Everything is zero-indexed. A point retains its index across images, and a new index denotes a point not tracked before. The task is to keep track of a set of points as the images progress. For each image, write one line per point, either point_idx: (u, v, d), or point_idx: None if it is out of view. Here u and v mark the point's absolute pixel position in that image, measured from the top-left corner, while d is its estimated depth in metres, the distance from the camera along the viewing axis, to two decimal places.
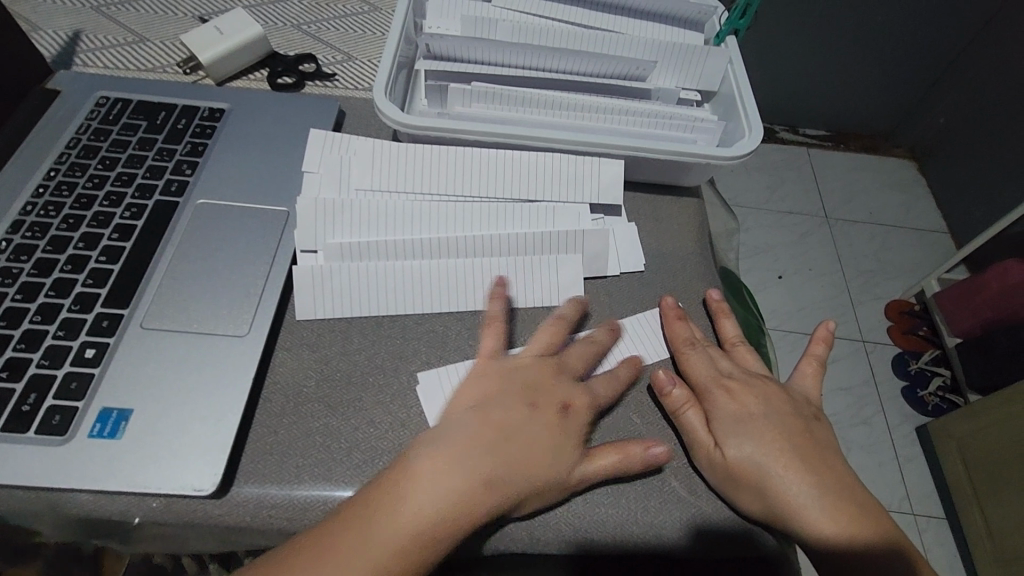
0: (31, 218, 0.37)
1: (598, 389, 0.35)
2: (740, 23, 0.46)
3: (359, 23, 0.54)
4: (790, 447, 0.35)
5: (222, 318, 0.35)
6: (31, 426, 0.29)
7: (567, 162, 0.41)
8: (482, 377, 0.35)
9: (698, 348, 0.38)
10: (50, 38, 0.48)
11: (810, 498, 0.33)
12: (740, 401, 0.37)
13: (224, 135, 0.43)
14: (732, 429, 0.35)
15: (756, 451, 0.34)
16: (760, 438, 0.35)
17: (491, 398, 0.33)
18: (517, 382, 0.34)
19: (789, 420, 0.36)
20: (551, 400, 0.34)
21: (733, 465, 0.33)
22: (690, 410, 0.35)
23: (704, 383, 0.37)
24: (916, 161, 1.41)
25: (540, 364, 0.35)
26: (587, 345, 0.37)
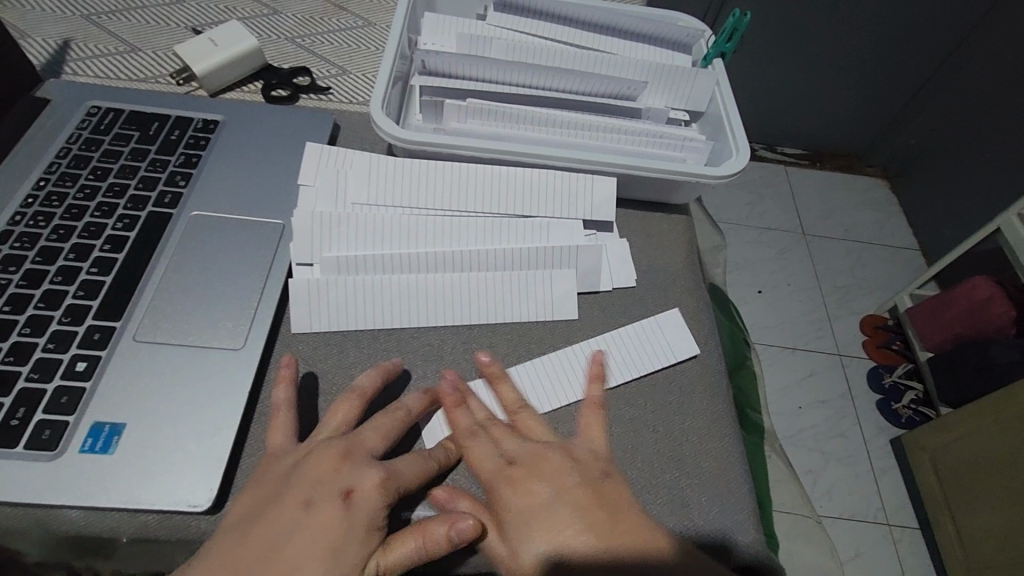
0: (20, 228, 0.36)
1: (401, 466, 0.31)
2: (727, 46, 0.48)
3: (353, 37, 0.54)
4: (587, 525, 0.30)
5: (216, 331, 0.34)
6: (20, 442, 0.29)
7: (560, 178, 0.42)
8: (259, 479, 0.30)
9: (478, 434, 0.33)
10: (39, 45, 0.48)
11: None
12: (526, 489, 0.31)
13: (218, 147, 0.43)
14: (527, 528, 0.30)
15: (546, 549, 0.29)
16: (540, 533, 0.30)
17: (262, 507, 0.29)
18: (293, 478, 0.30)
19: (584, 498, 0.31)
20: (329, 489, 0.29)
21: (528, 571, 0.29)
22: (476, 520, 0.31)
23: (487, 474, 0.32)
24: (888, 180, 1.47)
25: (321, 447, 0.31)
26: (388, 416, 0.33)
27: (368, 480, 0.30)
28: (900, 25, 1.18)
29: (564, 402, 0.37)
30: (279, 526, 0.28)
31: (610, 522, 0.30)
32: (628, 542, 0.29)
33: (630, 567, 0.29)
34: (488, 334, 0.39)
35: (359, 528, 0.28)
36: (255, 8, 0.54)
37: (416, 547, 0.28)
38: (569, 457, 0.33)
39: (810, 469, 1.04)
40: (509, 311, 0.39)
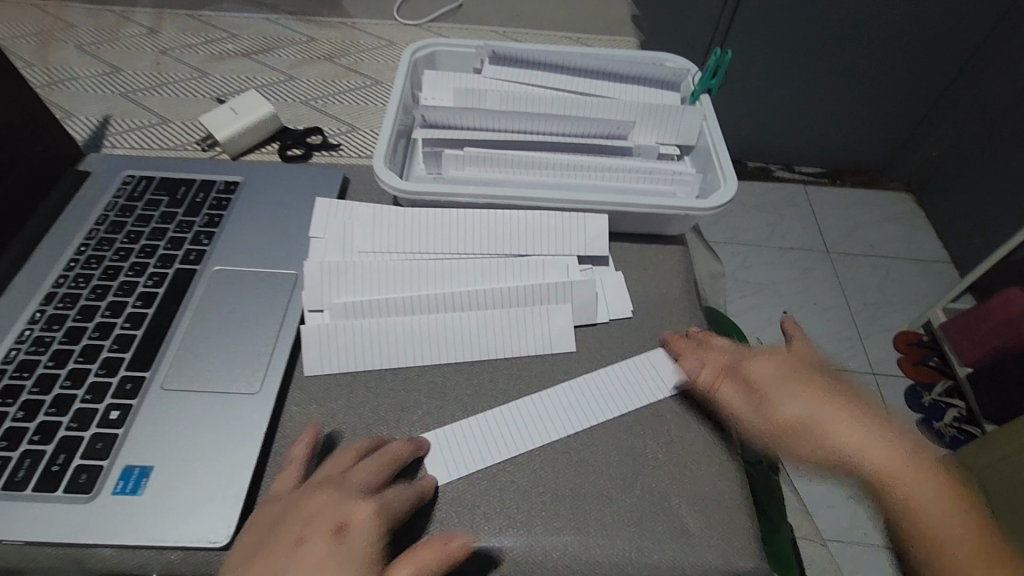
0: (62, 290, 0.40)
1: (390, 498, 0.32)
2: (713, 82, 0.50)
3: (363, 96, 0.58)
4: (839, 397, 0.35)
5: (236, 376, 0.37)
6: (60, 486, 0.32)
7: (554, 218, 0.44)
8: (256, 527, 0.31)
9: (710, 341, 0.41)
10: (82, 123, 0.53)
11: (873, 439, 0.33)
12: (776, 358, 0.38)
13: (238, 207, 0.46)
14: (781, 388, 0.36)
15: (803, 401, 0.35)
16: (806, 391, 0.35)
17: (264, 545, 0.29)
18: (292, 517, 0.30)
19: (828, 376, 0.37)
20: (320, 525, 0.30)
21: (784, 420, 0.35)
22: (723, 386, 0.38)
23: (724, 375, 0.39)
24: (913, 194, 1.44)
25: (311, 493, 0.32)
26: (374, 457, 0.34)
27: (357, 512, 0.31)
28: (910, 37, 1.18)
29: (564, 432, 0.38)
30: (272, 567, 0.28)
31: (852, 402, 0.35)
32: (879, 421, 0.34)
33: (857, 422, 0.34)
34: (489, 369, 0.41)
35: (359, 558, 0.29)
36: (273, 75, 0.59)
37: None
38: (793, 346, 0.39)
39: None
40: (511, 346, 0.41)
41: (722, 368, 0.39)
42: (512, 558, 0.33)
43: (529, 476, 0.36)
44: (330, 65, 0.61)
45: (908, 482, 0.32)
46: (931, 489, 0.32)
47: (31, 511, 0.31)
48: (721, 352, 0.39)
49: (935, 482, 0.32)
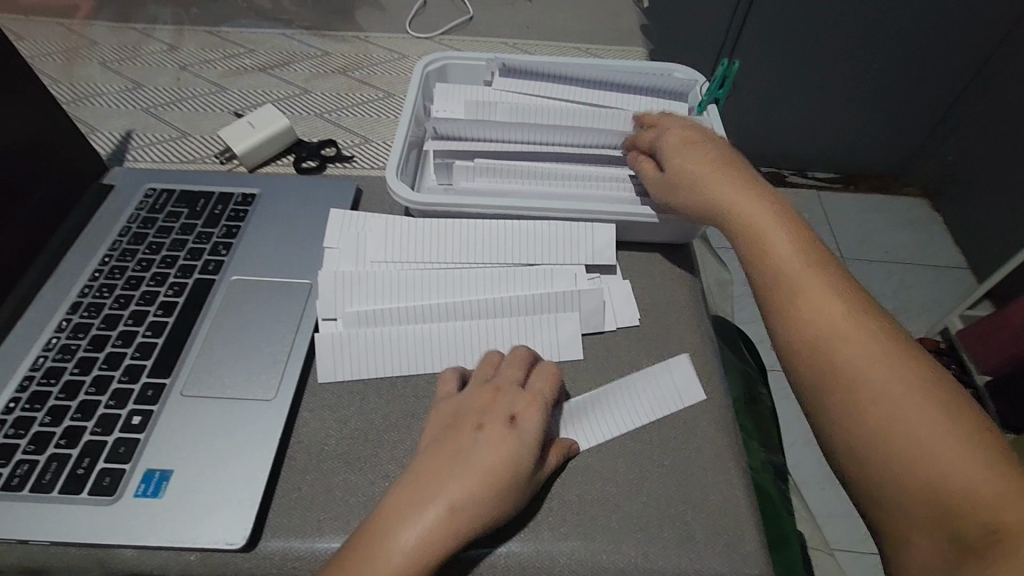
0: (87, 299, 0.41)
1: (539, 390, 0.38)
2: (720, 92, 0.50)
3: (376, 109, 0.60)
4: (755, 202, 0.40)
5: (253, 383, 0.38)
6: (85, 488, 0.33)
7: (563, 228, 0.45)
8: (436, 422, 0.37)
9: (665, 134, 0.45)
10: (105, 137, 0.55)
11: (795, 267, 0.37)
12: (700, 185, 0.41)
13: (255, 218, 0.48)
14: (695, 192, 0.41)
15: (693, 163, 0.42)
16: (725, 194, 0.40)
17: (446, 434, 0.36)
18: (463, 411, 0.37)
19: (747, 191, 0.40)
20: (494, 416, 0.36)
21: (687, 193, 0.42)
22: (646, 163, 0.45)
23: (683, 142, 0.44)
24: (929, 199, 1.43)
25: (476, 393, 0.38)
26: (515, 360, 0.39)
27: (521, 405, 0.36)
28: (923, 42, 1.17)
29: (573, 437, 0.39)
30: (459, 445, 0.35)
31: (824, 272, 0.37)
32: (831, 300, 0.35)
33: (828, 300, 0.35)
34: None
35: (522, 447, 0.35)
36: (289, 89, 0.61)
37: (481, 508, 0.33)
38: (721, 165, 0.42)
39: None
40: None
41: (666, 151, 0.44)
42: (520, 563, 0.34)
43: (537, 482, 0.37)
44: (344, 78, 0.63)
45: (841, 325, 0.34)
46: (869, 346, 0.33)
47: (57, 511, 0.32)
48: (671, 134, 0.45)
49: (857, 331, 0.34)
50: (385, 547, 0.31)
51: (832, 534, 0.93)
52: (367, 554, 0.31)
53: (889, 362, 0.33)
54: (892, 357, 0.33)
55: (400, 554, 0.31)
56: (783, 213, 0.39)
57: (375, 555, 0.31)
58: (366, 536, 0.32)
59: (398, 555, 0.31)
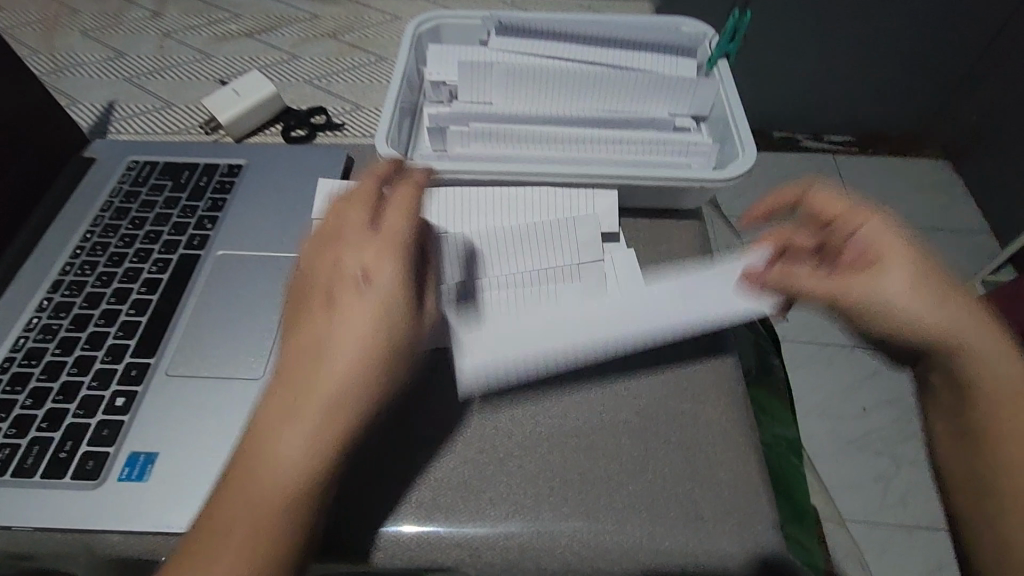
0: (69, 277, 0.40)
1: (408, 195, 0.34)
2: (730, 47, 0.48)
3: (367, 74, 0.57)
4: (921, 284, 0.35)
5: (240, 361, 0.37)
6: (68, 472, 0.32)
7: (563, 196, 0.43)
8: (320, 255, 0.33)
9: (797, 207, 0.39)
10: (87, 109, 0.53)
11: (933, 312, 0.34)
12: (868, 287, 0.36)
13: (242, 189, 0.46)
14: (869, 300, 0.36)
15: (882, 263, 0.35)
16: (913, 309, 0.34)
17: (335, 266, 0.32)
18: (348, 237, 0.33)
19: (926, 286, 0.35)
20: (387, 237, 0.32)
21: (864, 310, 0.36)
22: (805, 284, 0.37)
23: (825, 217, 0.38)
24: (950, 161, 1.37)
25: (352, 209, 0.34)
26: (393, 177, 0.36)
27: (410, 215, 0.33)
28: None
29: (574, 413, 0.37)
30: (346, 279, 0.31)
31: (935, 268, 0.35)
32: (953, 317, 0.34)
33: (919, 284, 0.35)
34: None
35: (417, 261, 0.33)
36: (277, 55, 0.58)
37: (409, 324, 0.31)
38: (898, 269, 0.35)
39: (880, 474, 0.95)
40: None
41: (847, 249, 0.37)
42: (519, 545, 0.32)
43: (536, 460, 0.35)
44: (334, 42, 0.60)
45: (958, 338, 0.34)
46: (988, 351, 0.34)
47: (40, 496, 0.31)
48: (866, 243, 0.36)
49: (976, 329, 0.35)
50: (324, 355, 0.30)
51: (845, 505, 0.92)
52: (307, 369, 0.29)
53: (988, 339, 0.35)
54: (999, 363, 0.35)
55: (343, 356, 0.29)
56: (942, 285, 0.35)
57: (317, 367, 0.29)
58: (297, 364, 0.30)
59: (342, 359, 0.29)
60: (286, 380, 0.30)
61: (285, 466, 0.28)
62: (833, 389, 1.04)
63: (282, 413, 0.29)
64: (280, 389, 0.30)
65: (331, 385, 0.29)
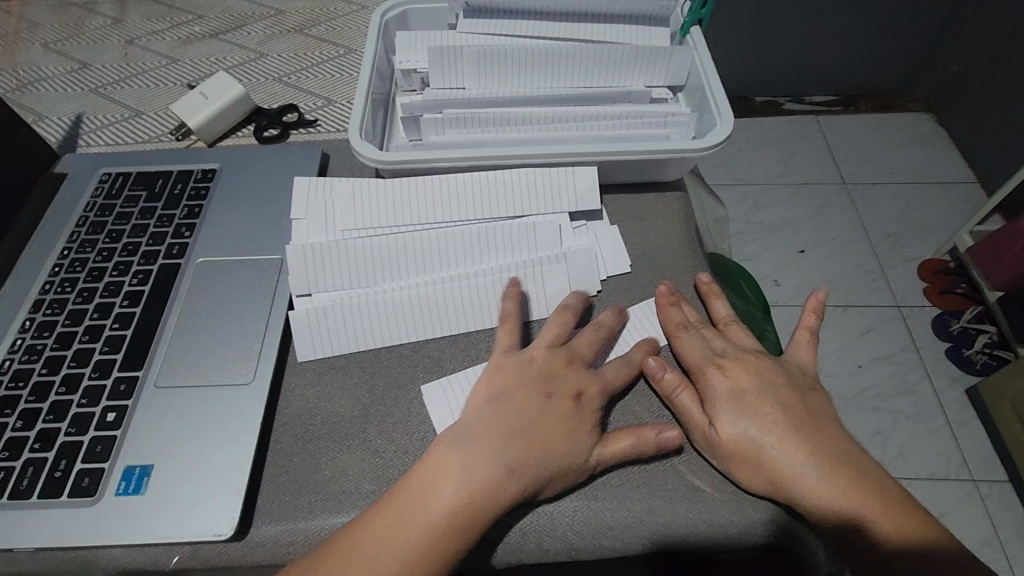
0: (50, 296, 0.39)
1: (613, 373, 0.36)
2: (703, 12, 0.47)
3: (337, 66, 0.56)
4: (782, 413, 0.36)
5: (230, 368, 0.37)
6: (65, 491, 0.32)
7: (542, 176, 0.42)
8: (552, 377, 0.36)
9: (691, 331, 0.39)
10: (54, 123, 0.52)
11: (758, 433, 0.35)
12: (750, 406, 0.36)
13: (217, 195, 0.45)
14: (734, 407, 0.36)
15: (752, 428, 0.35)
16: (762, 419, 0.35)
17: (541, 375, 0.36)
18: (566, 381, 0.36)
19: (786, 395, 0.37)
20: (586, 397, 0.35)
21: (717, 423, 0.35)
22: (683, 392, 0.36)
23: (701, 363, 0.37)
24: (933, 113, 1.36)
25: (550, 359, 0.37)
26: (623, 359, 0.37)
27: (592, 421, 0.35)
28: None
29: None
30: (553, 410, 0.34)
31: (809, 422, 0.36)
32: (823, 440, 0.35)
33: (801, 453, 0.34)
34: (486, 339, 0.40)
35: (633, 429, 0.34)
36: (243, 54, 0.57)
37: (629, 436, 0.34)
38: (772, 375, 0.38)
39: (879, 429, 0.96)
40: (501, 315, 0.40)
41: (742, 359, 0.38)
42: (521, 528, 0.33)
43: None
44: (301, 37, 0.59)
45: (771, 448, 0.34)
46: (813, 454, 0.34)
47: (39, 517, 0.31)
48: (741, 353, 0.39)
49: (836, 451, 0.35)
50: (552, 401, 0.35)
51: None
52: (577, 416, 0.34)
53: (809, 451, 0.34)
54: (799, 461, 0.34)
55: (563, 410, 0.34)
56: (804, 402, 0.37)
57: (579, 421, 0.34)
58: (576, 398, 0.35)
59: (579, 423, 0.34)
60: (506, 408, 0.34)
61: (464, 490, 0.31)
62: (829, 349, 1.05)
63: (497, 441, 0.33)
64: (501, 418, 0.34)
65: (544, 434, 0.33)
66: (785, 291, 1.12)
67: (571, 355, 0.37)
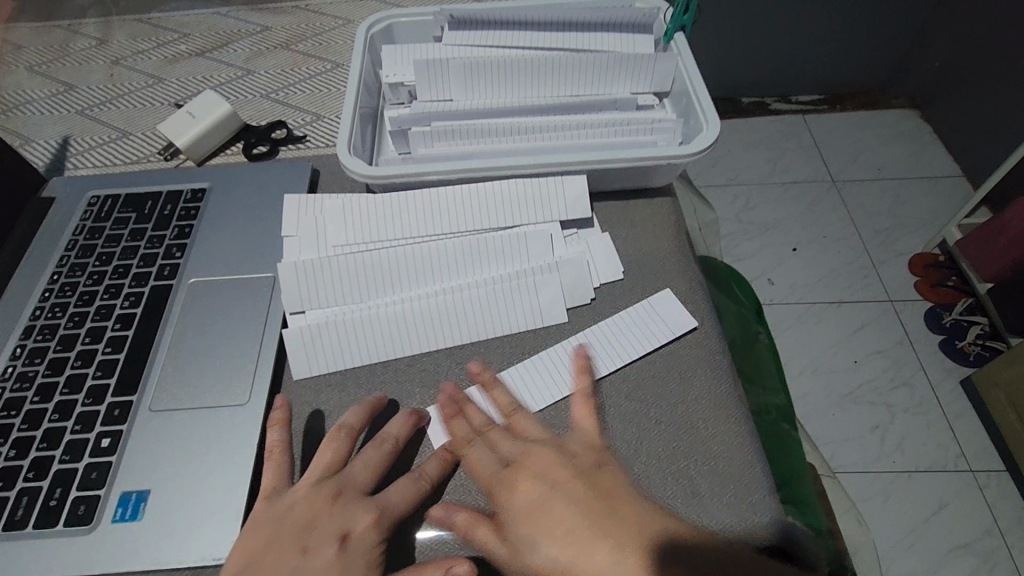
0: (40, 322, 0.39)
1: (390, 500, 0.33)
2: (685, 19, 0.48)
3: (324, 81, 0.56)
4: (579, 519, 0.31)
5: (225, 389, 0.37)
6: (60, 520, 0.31)
7: (531, 186, 0.42)
8: (318, 519, 0.32)
9: (474, 440, 0.35)
10: (41, 147, 0.51)
11: (569, 557, 0.30)
12: (533, 519, 0.32)
13: (207, 214, 0.45)
14: (536, 526, 0.31)
15: (557, 552, 0.30)
16: (556, 537, 0.31)
17: (309, 517, 0.32)
18: (334, 521, 0.32)
19: (565, 496, 0.32)
20: (355, 538, 0.31)
21: (529, 560, 0.30)
22: (477, 528, 0.32)
23: (487, 478, 0.34)
24: (917, 109, 1.38)
25: (312, 497, 0.33)
26: (407, 480, 0.33)
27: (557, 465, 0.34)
28: None
29: (565, 403, 0.37)
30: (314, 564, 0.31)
31: (602, 526, 0.30)
32: (633, 547, 0.29)
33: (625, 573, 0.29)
34: (482, 351, 0.40)
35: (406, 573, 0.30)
36: (230, 72, 0.57)
37: None
38: (555, 462, 0.34)
39: (877, 424, 0.96)
40: (495, 328, 0.40)
41: (498, 474, 0.34)
42: None
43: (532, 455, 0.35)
44: (288, 53, 0.59)
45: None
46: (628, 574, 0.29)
47: (33, 548, 0.31)
48: (508, 455, 0.34)
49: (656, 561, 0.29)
50: (312, 552, 0.31)
51: (844, 458, 0.93)
52: (346, 565, 0.31)
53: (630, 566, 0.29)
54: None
55: (330, 559, 0.31)
56: (568, 501, 0.32)
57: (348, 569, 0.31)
58: (342, 542, 0.31)
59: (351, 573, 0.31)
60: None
61: None
62: (824, 346, 1.05)
63: None
64: None
65: None
66: (778, 290, 1.12)
67: (343, 486, 0.33)
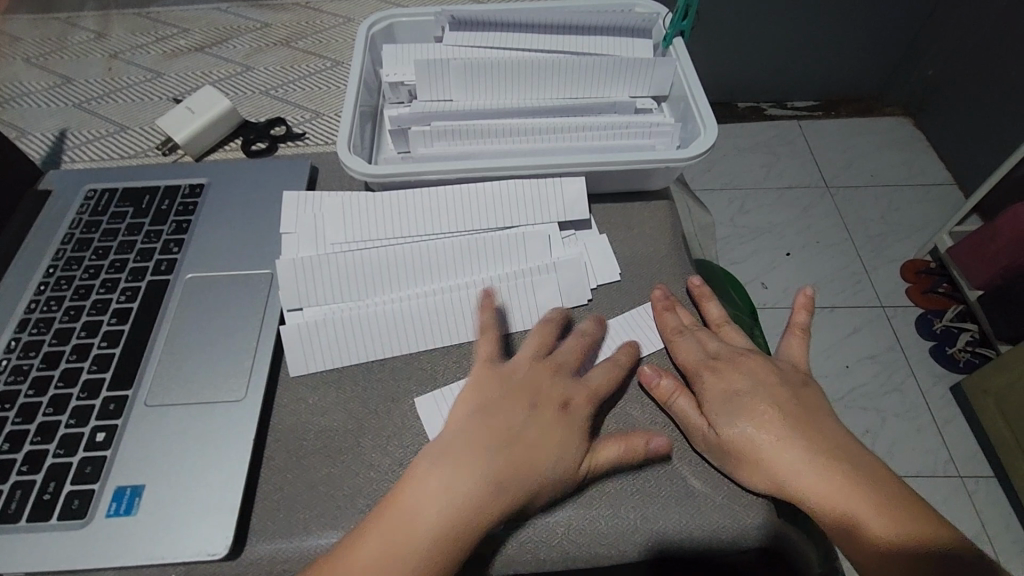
0: (35, 315, 0.39)
1: (601, 378, 0.36)
2: (683, 25, 0.48)
3: (323, 79, 0.56)
4: (777, 412, 0.36)
5: (221, 384, 0.37)
6: (53, 514, 0.31)
7: (530, 187, 0.42)
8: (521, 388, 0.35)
9: (686, 333, 0.39)
10: (38, 139, 0.51)
11: (760, 436, 0.35)
12: (731, 403, 0.36)
13: (205, 210, 0.45)
14: (729, 408, 0.36)
15: (748, 429, 0.35)
16: (753, 415, 0.36)
17: (507, 391, 0.35)
18: (536, 388, 0.35)
19: (778, 395, 0.36)
20: (561, 400, 0.35)
21: (725, 440, 0.35)
22: (679, 397, 0.36)
23: (695, 365, 0.38)
24: (911, 117, 1.39)
25: (526, 364, 0.36)
26: (609, 364, 0.37)
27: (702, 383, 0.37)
28: None
29: None
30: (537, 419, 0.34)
31: (804, 419, 0.36)
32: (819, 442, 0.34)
33: (801, 456, 0.34)
34: None
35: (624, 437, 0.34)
36: (228, 68, 0.57)
37: (617, 453, 0.34)
38: (755, 364, 0.38)
39: (869, 428, 0.97)
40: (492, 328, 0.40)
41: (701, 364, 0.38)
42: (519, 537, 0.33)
43: None
44: (287, 49, 0.59)
45: (772, 453, 0.34)
46: (816, 457, 0.34)
47: (26, 542, 0.31)
48: (704, 343, 0.39)
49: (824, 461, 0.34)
50: (536, 413, 0.34)
51: None
52: (567, 423, 0.34)
53: (816, 458, 0.34)
54: (809, 459, 0.34)
55: (552, 419, 0.34)
56: (802, 403, 0.36)
57: (568, 428, 0.34)
58: (566, 406, 0.35)
59: (574, 431, 0.34)
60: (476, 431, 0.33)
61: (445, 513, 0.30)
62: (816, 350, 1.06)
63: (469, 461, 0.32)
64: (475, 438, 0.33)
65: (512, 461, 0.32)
66: (772, 294, 1.13)
67: (554, 360, 0.37)
